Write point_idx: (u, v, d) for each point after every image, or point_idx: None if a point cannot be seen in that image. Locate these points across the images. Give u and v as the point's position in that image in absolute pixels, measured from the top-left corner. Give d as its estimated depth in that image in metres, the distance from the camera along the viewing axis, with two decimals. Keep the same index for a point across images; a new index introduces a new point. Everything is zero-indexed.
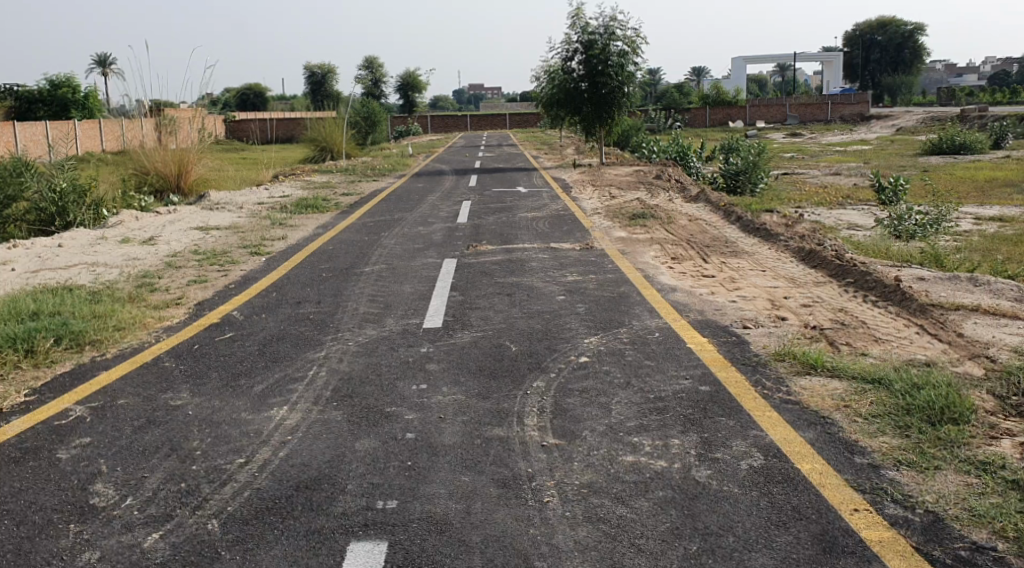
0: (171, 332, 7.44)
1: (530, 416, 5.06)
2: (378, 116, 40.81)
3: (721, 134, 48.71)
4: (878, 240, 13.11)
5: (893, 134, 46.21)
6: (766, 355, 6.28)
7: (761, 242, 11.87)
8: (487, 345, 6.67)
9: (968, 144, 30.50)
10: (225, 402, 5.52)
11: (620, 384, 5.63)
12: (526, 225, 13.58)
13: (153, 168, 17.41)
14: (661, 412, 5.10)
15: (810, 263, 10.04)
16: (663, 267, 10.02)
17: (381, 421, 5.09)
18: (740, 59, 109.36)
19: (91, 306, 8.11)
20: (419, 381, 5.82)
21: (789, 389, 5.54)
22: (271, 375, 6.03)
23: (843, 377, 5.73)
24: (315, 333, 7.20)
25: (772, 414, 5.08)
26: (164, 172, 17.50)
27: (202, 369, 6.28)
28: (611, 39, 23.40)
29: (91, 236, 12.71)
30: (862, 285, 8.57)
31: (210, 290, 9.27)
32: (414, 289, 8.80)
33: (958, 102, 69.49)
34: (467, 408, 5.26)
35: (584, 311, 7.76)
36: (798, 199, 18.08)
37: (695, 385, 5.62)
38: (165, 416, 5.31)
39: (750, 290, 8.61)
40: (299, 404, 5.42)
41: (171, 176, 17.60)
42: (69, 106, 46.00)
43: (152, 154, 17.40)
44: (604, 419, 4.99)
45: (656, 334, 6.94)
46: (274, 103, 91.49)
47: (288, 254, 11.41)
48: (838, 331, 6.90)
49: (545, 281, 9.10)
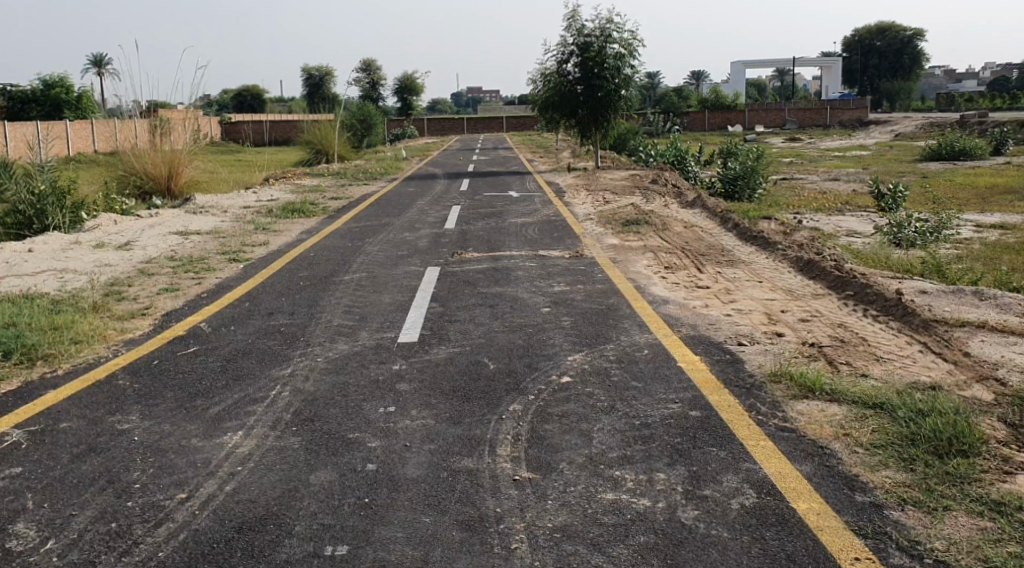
0: (132, 346, 7.04)
1: (504, 445, 4.65)
2: (376, 118, 40.40)
3: (719, 138, 48.39)
4: (878, 248, 12.73)
5: (893, 140, 45.91)
6: (761, 376, 5.87)
7: (758, 250, 11.47)
8: (464, 363, 6.25)
9: (968, 150, 30.17)
10: (175, 426, 5.11)
11: (603, 408, 5.22)
12: (516, 231, 13.19)
13: (141, 170, 16.99)
14: (645, 442, 4.69)
15: (808, 274, 9.64)
16: (656, 277, 9.62)
17: (341, 449, 4.68)
18: (739, 64, 109.04)
19: (51, 316, 7.69)
20: (387, 403, 5.40)
21: (785, 415, 5.12)
22: (230, 396, 5.61)
23: (844, 401, 5.31)
24: (283, 347, 6.78)
25: (767, 444, 4.67)
26: (153, 175, 17.06)
27: (158, 387, 5.86)
28: (607, 41, 22.86)
29: (65, 240, 12.30)
30: (863, 298, 8.16)
31: (180, 299, 8.86)
32: (393, 300, 8.38)
33: (958, 108, 69.24)
34: (437, 434, 4.85)
35: (569, 325, 7.35)
36: (796, 205, 17.67)
37: (683, 411, 5.21)
38: (109, 442, 4.90)
39: (746, 303, 8.22)
40: (255, 429, 5.00)
41: (161, 179, 17.15)
42: (62, 106, 45.56)
43: (141, 156, 16.99)
44: (584, 449, 4.59)
45: (645, 351, 6.53)
46: (271, 105, 91.07)
47: (268, 260, 11.00)
48: (837, 349, 6.50)
49: (530, 292, 8.69)
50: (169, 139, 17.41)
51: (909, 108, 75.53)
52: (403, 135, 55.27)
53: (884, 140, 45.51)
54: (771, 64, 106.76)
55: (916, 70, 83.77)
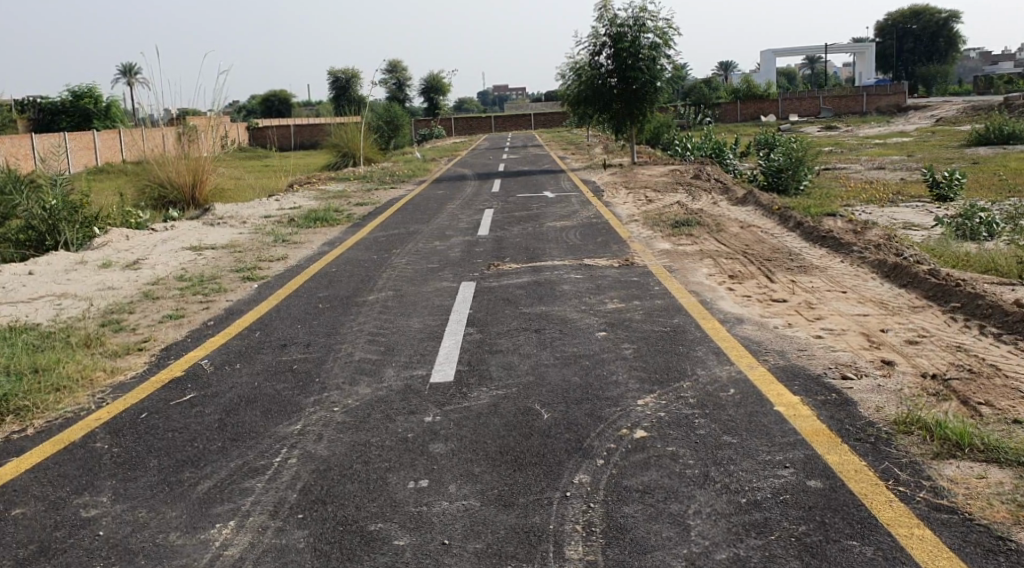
0: (121, 391, 5.97)
1: (574, 542, 3.69)
2: (403, 119, 39.26)
3: (753, 130, 46.72)
4: (952, 242, 11.35)
5: (935, 125, 43.98)
6: (886, 424, 4.65)
7: (829, 253, 10.21)
8: (511, 412, 5.10)
9: (1017, 134, 28.43)
10: (152, 513, 4.11)
11: (695, 479, 4.13)
12: (555, 237, 12.01)
13: (168, 179, 15.84)
14: (763, 534, 3.68)
15: (896, 281, 8.35)
16: (722, 290, 8.40)
17: (361, 550, 3.73)
18: (769, 54, 106.52)
19: (32, 355, 6.51)
20: (419, 473, 4.32)
21: (934, 485, 3.98)
22: (225, 465, 4.54)
23: (1007, 462, 4.14)
24: (294, 392, 5.68)
25: (925, 535, 3.62)
26: (180, 183, 15.93)
27: (140, 455, 4.78)
28: (642, 31, 21.70)
29: (70, 261, 11.28)
30: (975, 313, 6.89)
31: (185, 328, 7.75)
32: (423, 325, 7.26)
33: (997, 91, 66.61)
34: (484, 525, 3.84)
35: (633, 355, 6.16)
36: (846, 197, 16.30)
37: (799, 481, 4.07)
38: (67, 538, 3.94)
39: (836, 320, 7.00)
40: (251, 519, 4.02)
41: (186, 186, 16.02)
42: (92, 117, 44.90)
43: (166, 163, 15.83)
44: (678, 549, 3.61)
45: (731, 391, 5.34)
46: (298, 110, 90.67)
47: (285, 278, 9.93)
48: (968, 383, 5.29)
49: (580, 311, 7.54)
50: (198, 147, 16.39)
51: (945, 92, 72.90)
52: (430, 136, 54.37)
53: (924, 127, 43.62)
54: (802, 52, 104.14)
55: (952, 53, 81.11)
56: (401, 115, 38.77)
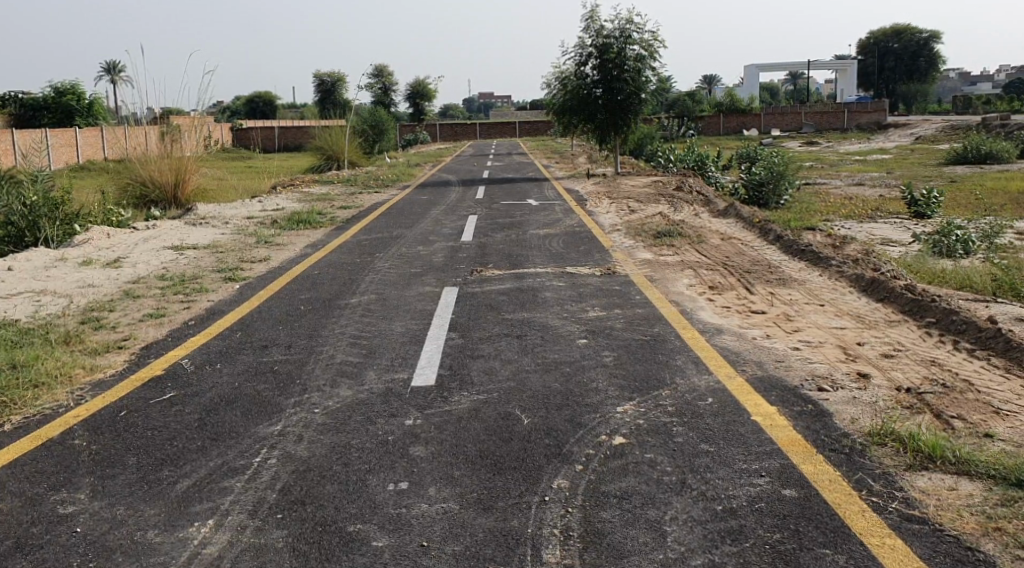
0: (101, 388, 5.95)
1: (551, 546, 3.73)
2: (388, 124, 39.13)
3: (735, 143, 47.09)
4: (927, 258, 11.47)
5: (914, 142, 44.41)
6: (860, 435, 4.72)
7: (809, 266, 10.31)
8: (491, 416, 5.14)
9: (994, 153, 28.74)
10: (131, 510, 4.11)
11: (673, 486, 4.18)
12: (538, 245, 12.06)
13: (149, 178, 15.75)
14: (738, 541, 3.74)
15: (873, 295, 8.46)
16: (702, 300, 8.49)
17: (341, 550, 3.75)
18: (753, 67, 107.26)
19: (11, 351, 6.47)
20: (398, 476, 4.35)
21: (907, 495, 4.05)
22: (205, 464, 4.55)
23: (978, 476, 4.21)
24: (275, 393, 5.68)
25: (896, 545, 3.68)
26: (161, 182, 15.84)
27: (119, 453, 4.77)
28: (628, 43, 21.77)
29: (50, 257, 11.22)
30: (951, 328, 6.98)
31: (165, 326, 7.73)
32: (405, 329, 7.28)
33: (975, 111, 67.24)
34: (463, 527, 3.87)
35: (612, 363, 6.21)
36: (825, 212, 16.45)
37: (774, 490, 4.13)
38: (43, 535, 3.94)
39: (813, 332, 7.08)
40: (229, 517, 4.03)
41: (168, 186, 15.94)
42: (74, 114, 44.55)
43: (148, 162, 15.75)
44: (654, 554, 3.66)
45: (709, 400, 5.40)
46: (284, 111, 90.68)
47: (266, 279, 9.91)
48: (941, 395, 5.39)
49: (562, 319, 7.58)
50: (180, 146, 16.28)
51: (925, 111, 73.45)
52: (415, 141, 54.34)
53: (903, 144, 44.09)
54: (785, 66, 104.96)
55: (933, 73, 81.91)
56: (386, 119, 38.64)
